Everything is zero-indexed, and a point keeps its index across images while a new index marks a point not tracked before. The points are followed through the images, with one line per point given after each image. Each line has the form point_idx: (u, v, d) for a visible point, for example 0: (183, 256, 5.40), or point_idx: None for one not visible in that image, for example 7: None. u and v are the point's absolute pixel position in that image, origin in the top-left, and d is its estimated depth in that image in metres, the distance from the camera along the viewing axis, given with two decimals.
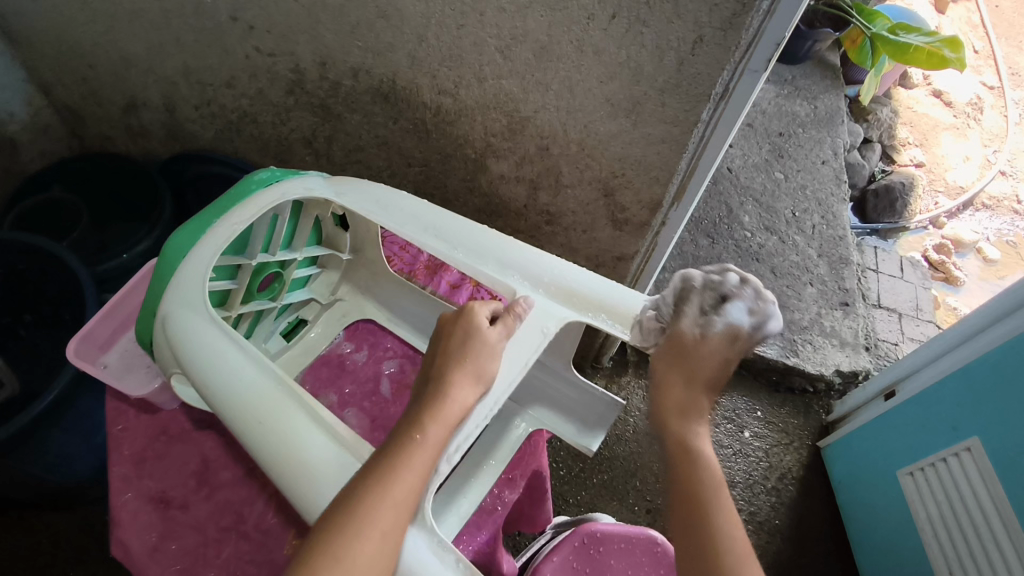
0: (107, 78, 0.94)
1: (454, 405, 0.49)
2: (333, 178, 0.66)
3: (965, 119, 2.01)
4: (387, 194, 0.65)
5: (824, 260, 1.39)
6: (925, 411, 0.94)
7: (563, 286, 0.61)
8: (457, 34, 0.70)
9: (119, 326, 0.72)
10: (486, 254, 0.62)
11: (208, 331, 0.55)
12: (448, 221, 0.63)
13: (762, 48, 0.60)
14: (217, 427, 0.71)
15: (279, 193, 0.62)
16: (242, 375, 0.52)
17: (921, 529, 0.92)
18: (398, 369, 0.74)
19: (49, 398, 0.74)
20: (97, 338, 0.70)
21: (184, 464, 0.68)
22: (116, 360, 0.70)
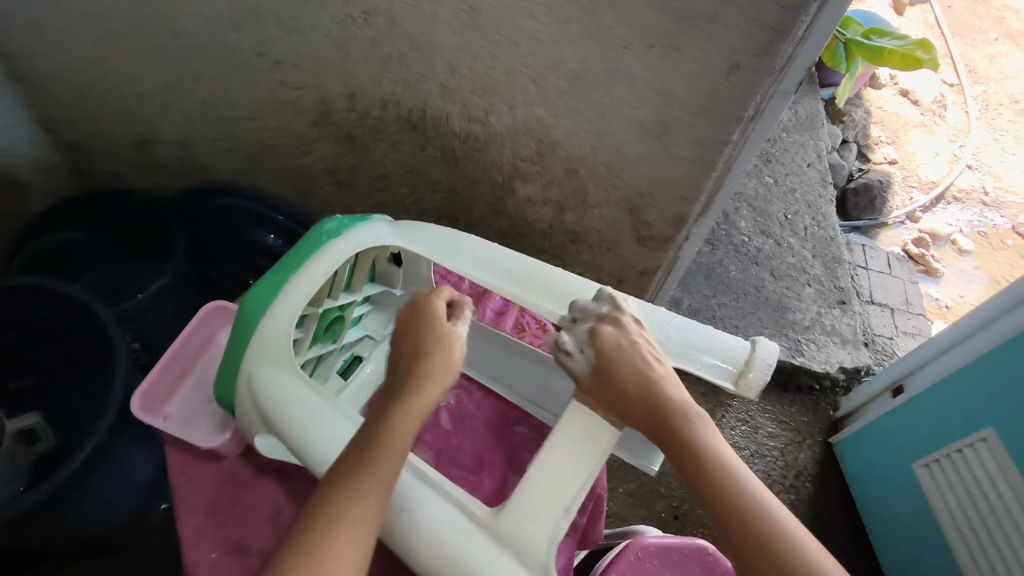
0: (118, 114, 0.92)
1: (432, 380, 0.56)
2: (399, 225, 0.67)
3: (931, 116, 2.10)
4: (460, 240, 0.65)
5: (819, 261, 1.45)
6: (936, 404, 0.99)
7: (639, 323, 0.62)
8: (491, 65, 0.70)
9: (177, 377, 0.72)
10: (564, 296, 0.63)
11: (296, 390, 0.55)
12: (524, 265, 0.64)
13: (795, 72, 0.61)
14: (283, 470, 0.70)
15: (354, 245, 0.64)
16: (337, 435, 0.53)
17: (941, 519, 0.97)
18: (456, 400, 0.73)
19: (87, 452, 0.72)
20: (157, 390, 0.71)
21: (258, 511, 0.68)
22: (178, 411, 0.71)
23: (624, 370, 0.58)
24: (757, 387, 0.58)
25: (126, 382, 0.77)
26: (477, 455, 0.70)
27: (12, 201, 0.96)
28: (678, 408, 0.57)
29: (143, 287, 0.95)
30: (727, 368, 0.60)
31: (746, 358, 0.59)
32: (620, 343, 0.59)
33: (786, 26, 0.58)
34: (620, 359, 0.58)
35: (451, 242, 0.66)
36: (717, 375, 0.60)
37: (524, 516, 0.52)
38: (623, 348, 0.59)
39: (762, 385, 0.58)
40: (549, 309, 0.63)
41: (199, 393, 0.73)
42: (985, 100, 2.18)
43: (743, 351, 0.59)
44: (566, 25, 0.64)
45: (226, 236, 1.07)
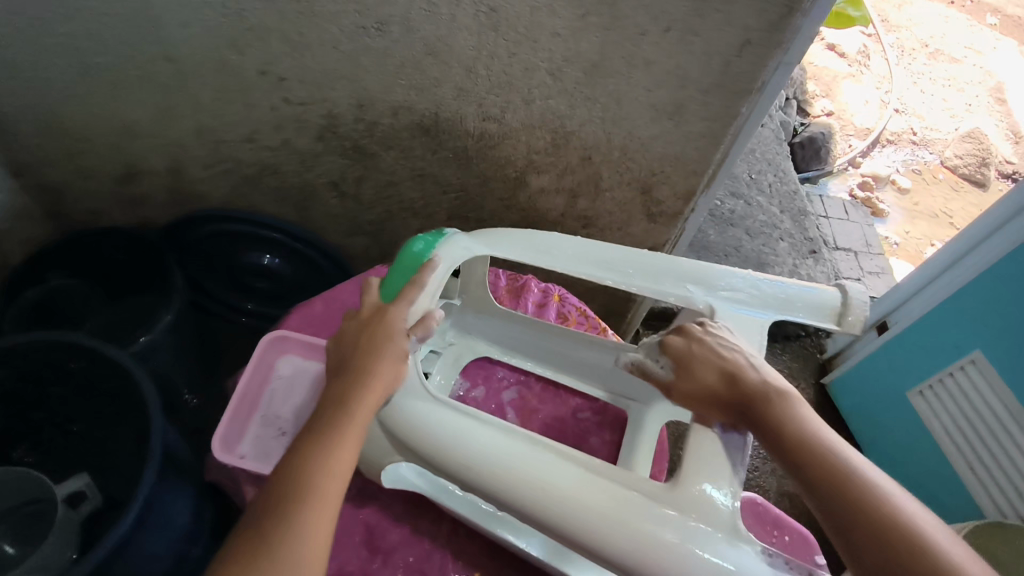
0: (99, 150, 0.87)
1: (381, 388, 0.54)
2: (475, 234, 0.68)
3: (858, 66, 2.17)
4: (543, 239, 0.66)
5: (786, 215, 1.53)
6: (922, 336, 1.08)
7: (737, 289, 0.60)
8: (508, 62, 0.71)
9: (245, 416, 0.72)
10: (664, 277, 0.62)
11: (427, 404, 0.56)
12: (615, 252, 0.64)
13: (799, 45, 0.65)
14: (366, 492, 0.70)
15: (447, 264, 0.65)
16: (493, 441, 0.53)
17: (937, 437, 1.06)
18: (518, 396, 0.77)
19: (133, 515, 0.68)
20: (230, 432, 0.70)
21: (351, 536, 0.67)
22: (252, 447, 0.70)
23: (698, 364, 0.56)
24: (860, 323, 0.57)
25: (162, 424, 0.73)
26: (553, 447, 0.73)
27: None
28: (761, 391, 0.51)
29: (146, 327, 0.91)
30: (825, 313, 0.58)
31: (842, 297, 0.58)
32: (698, 344, 0.56)
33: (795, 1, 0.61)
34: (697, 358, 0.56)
35: (539, 240, 0.66)
36: (818, 321, 0.58)
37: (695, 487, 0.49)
38: (699, 347, 0.56)
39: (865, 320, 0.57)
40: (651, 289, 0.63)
41: (268, 427, 0.72)
42: (899, 46, 2.25)
43: (843, 299, 0.58)
44: (585, 18, 0.65)
45: (221, 257, 1.04)
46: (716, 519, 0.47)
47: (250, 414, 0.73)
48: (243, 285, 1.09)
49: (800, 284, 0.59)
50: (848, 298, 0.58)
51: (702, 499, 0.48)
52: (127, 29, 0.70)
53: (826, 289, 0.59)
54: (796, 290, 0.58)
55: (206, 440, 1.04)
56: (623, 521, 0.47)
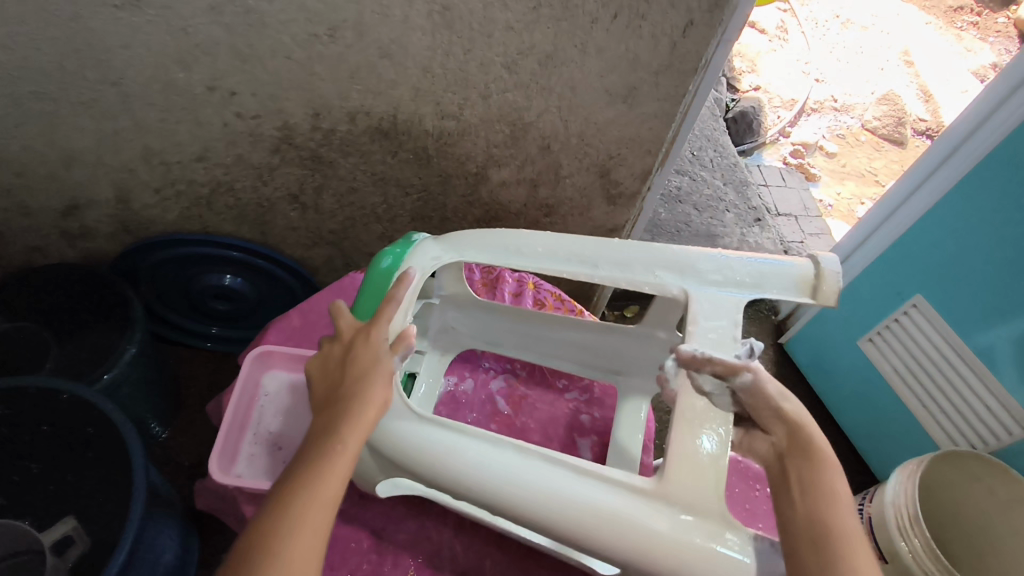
0: (38, 183, 0.84)
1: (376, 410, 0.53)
2: (446, 237, 0.68)
3: (779, 41, 2.29)
4: (515, 238, 0.65)
5: (730, 187, 1.60)
6: (867, 288, 1.16)
7: (708, 270, 0.59)
8: (464, 60, 0.72)
9: (238, 435, 0.71)
10: (636, 265, 0.62)
11: (414, 422, 0.56)
12: (583, 243, 0.64)
13: (736, 22, 0.69)
14: (369, 496, 0.71)
15: (419, 273, 0.66)
16: (479, 451, 0.53)
17: (891, 379, 1.14)
18: (505, 384, 0.80)
19: (124, 554, 0.65)
20: (225, 451, 0.69)
21: (358, 542, 0.68)
22: (248, 465, 0.69)
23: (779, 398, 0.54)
24: (836, 288, 0.56)
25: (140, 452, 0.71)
26: (544, 427, 0.76)
27: None
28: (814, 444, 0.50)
29: (109, 361, 0.87)
30: (799, 282, 0.58)
31: (813, 265, 0.58)
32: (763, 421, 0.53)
33: None
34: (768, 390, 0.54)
35: (508, 242, 0.66)
36: (794, 294, 0.58)
37: (685, 473, 0.49)
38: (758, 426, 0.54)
39: (840, 285, 0.56)
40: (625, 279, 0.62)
41: (263, 443, 0.71)
42: (812, 20, 2.37)
43: (815, 268, 0.58)
44: (537, 10, 0.67)
45: (180, 280, 1.01)
46: (707, 509, 0.47)
47: (243, 431, 0.71)
48: (203, 310, 1.05)
49: (771, 258, 0.60)
50: (820, 265, 0.58)
51: (690, 481, 0.49)
52: (65, 53, 0.67)
53: (797, 259, 0.59)
54: (767, 264, 0.58)
55: (182, 471, 1.01)
56: (612, 518, 0.48)
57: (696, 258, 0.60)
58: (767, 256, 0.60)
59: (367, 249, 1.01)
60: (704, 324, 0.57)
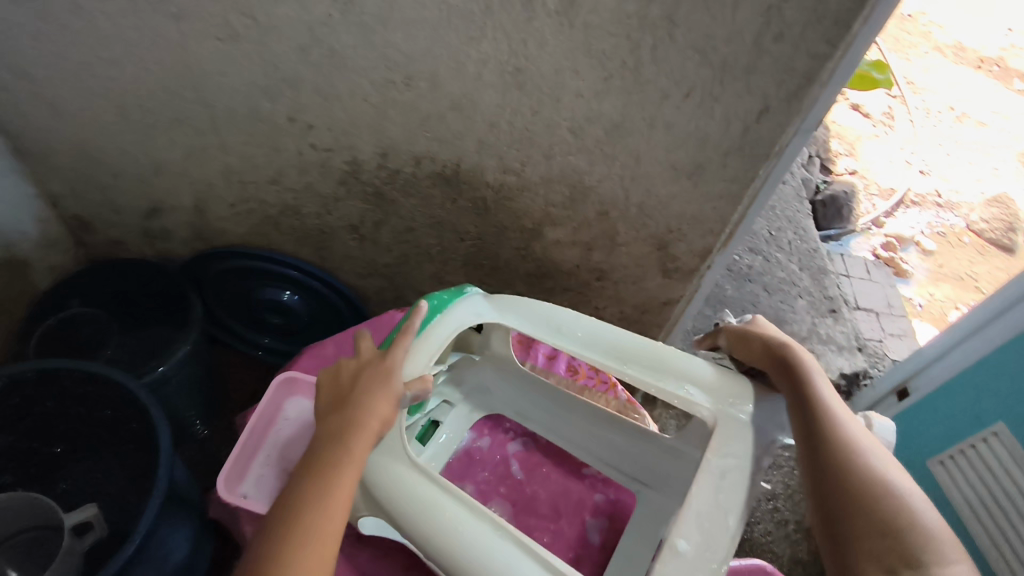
0: (130, 185, 0.91)
1: (377, 424, 0.54)
2: (495, 299, 0.68)
3: (884, 127, 2.18)
4: (560, 314, 0.64)
5: (806, 273, 1.52)
6: (945, 405, 1.06)
7: (743, 401, 0.57)
8: (531, 120, 0.73)
9: (249, 455, 0.73)
10: (668, 371, 0.60)
11: (410, 472, 0.54)
12: (623, 336, 0.62)
13: (817, 113, 0.66)
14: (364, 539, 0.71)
15: (456, 324, 0.65)
16: (471, 528, 0.51)
17: (957, 511, 1.01)
18: (523, 447, 0.78)
19: (130, 550, 0.67)
20: (234, 470, 0.71)
21: None
22: (254, 487, 0.71)
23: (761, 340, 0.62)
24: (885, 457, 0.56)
25: (169, 447, 0.74)
26: (553, 501, 0.74)
27: (18, 280, 0.94)
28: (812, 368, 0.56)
29: (163, 357, 0.91)
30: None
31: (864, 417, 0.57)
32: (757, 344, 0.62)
33: (813, 73, 0.62)
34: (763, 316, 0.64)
35: (553, 316, 0.64)
36: None
37: None
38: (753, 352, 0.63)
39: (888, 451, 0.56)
40: (651, 382, 0.60)
41: (272, 468, 0.73)
42: (925, 109, 2.23)
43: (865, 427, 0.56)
44: (608, 80, 0.67)
45: (240, 292, 1.06)
46: None
47: (255, 453, 0.73)
48: (257, 321, 1.10)
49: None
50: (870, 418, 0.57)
51: None
52: (168, 74, 0.74)
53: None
54: None
55: (209, 472, 1.04)
56: None
57: (735, 383, 0.58)
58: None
59: (418, 286, 1.02)
60: (723, 447, 0.54)
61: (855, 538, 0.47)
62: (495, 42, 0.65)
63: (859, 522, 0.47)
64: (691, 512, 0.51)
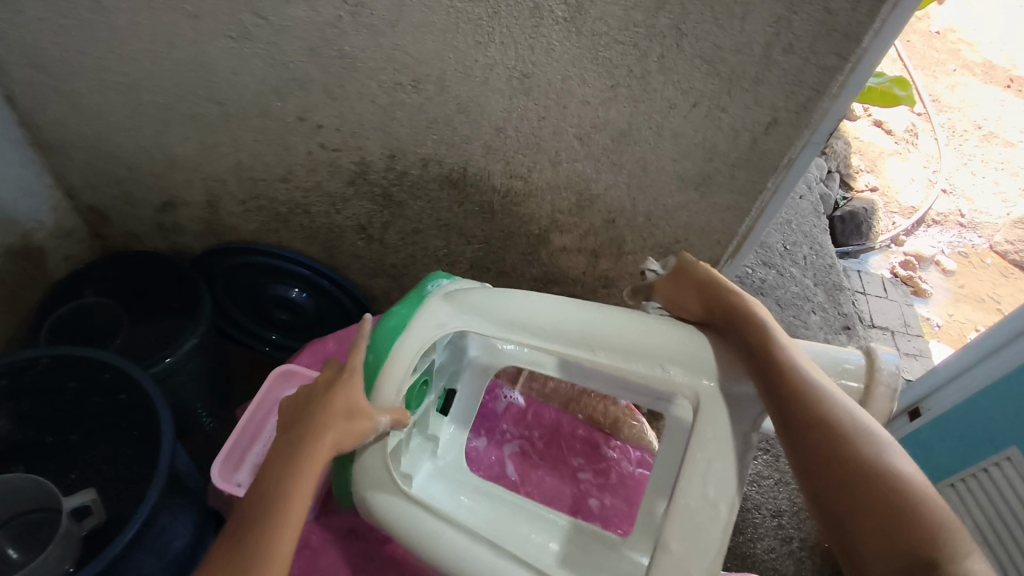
0: (145, 178, 0.93)
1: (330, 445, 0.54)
2: (455, 300, 0.63)
3: (906, 144, 2.10)
4: (516, 309, 0.61)
5: (821, 289, 1.47)
6: (959, 427, 1.02)
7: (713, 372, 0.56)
8: (537, 125, 0.73)
9: (246, 445, 0.75)
10: (636, 352, 0.59)
11: (405, 505, 0.58)
12: (586, 317, 0.61)
13: (827, 125, 0.65)
14: (358, 534, 0.73)
15: (418, 344, 0.60)
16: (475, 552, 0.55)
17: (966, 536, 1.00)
18: (518, 449, 0.81)
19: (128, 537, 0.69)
20: (230, 459, 0.73)
21: None
22: (249, 477, 0.73)
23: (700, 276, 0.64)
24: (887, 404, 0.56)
25: (171, 435, 0.75)
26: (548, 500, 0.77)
27: (34, 268, 0.97)
28: (759, 310, 0.57)
29: (172, 348, 0.92)
30: (843, 379, 0.57)
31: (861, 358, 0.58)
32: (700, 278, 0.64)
33: (823, 85, 0.62)
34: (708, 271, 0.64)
35: (513, 314, 0.61)
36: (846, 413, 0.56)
37: None
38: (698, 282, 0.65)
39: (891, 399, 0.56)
40: (621, 362, 0.59)
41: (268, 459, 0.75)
42: (950, 127, 2.17)
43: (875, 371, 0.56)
44: (615, 88, 0.67)
45: (248, 287, 1.08)
46: None
47: (252, 443, 0.75)
48: (267, 316, 1.12)
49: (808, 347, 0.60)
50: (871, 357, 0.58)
51: None
52: (183, 72, 0.75)
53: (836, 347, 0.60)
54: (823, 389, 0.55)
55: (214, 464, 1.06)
56: None
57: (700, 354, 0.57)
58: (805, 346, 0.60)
59: None
60: (704, 449, 0.54)
61: (824, 458, 0.47)
62: (503, 47, 0.65)
63: (832, 455, 0.47)
64: (676, 515, 0.53)
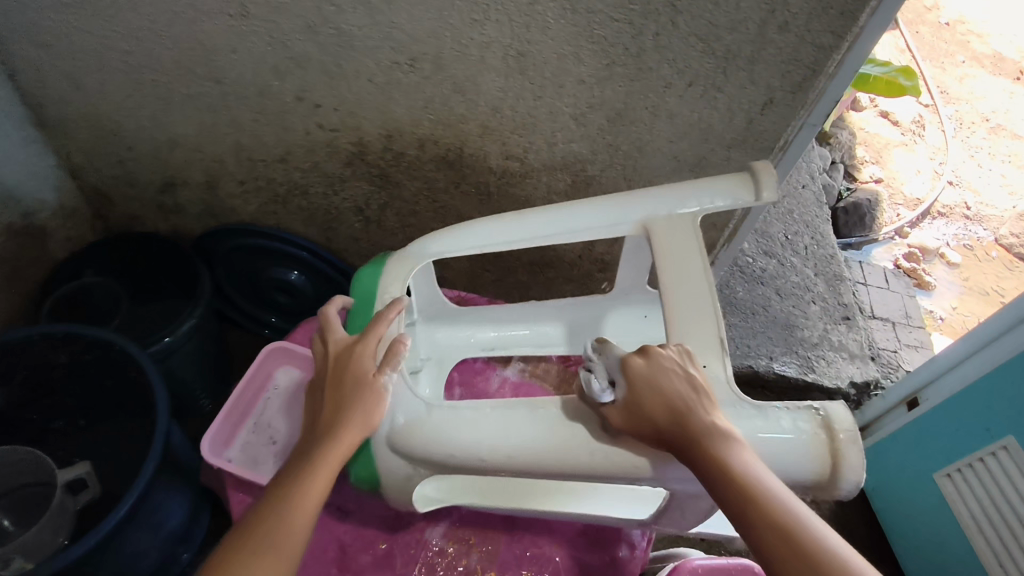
0: (145, 159, 0.94)
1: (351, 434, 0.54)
2: (409, 439, 0.57)
3: (912, 135, 2.08)
4: (472, 466, 0.56)
5: (821, 279, 1.44)
6: (953, 416, 1.01)
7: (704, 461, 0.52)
8: (533, 105, 0.73)
9: (237, 421, 0.77)
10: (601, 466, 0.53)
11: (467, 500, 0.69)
12: (547, 452, 0.54)
13: (823, 106, 0.65)
14: (346, 510, 0.73)
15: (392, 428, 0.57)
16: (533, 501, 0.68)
17: (965, 526, 0.98)
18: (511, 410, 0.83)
19: (122, 513, 0.69)
20: (220, 436, 0.75)
21: (324, 551, 0.70)
22: (240, 453, 0.75)
23: (645, 384, 0.50)
24: (858, 480, 0.51)
25: (165, 414, 0.76)
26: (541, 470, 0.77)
27: (35, 248, 0.97)
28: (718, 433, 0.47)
29: (168, 328, 0.92)
30: (806, 424, 0.52)
31: (826, 433, 0.52)
32: (653, 379, 0.51)
33: (818, 64, 0.62)
34: (658, 382, 0.50)
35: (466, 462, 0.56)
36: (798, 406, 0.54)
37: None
38: (662, 381, 0.50)
39: (862, 474, 0.51)
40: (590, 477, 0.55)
41: (259, 435, 0.77)
42: (958, 119, 2.15)
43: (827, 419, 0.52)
44: (611, 67, 0.66)
45: (247, 269, 1.08)
46: None
47: (243, 420, 0.77)
48: (267, 300, 1.13)
49: (779, 419, 0.52)
50: (831, 428, 0.52)
51: None
52: (182, 50, 0.76)
53: (804, 410, 0.53)
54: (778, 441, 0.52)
55: None
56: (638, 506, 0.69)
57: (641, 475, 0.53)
58: (771, 422, 0.52)
59: None
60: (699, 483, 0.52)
61: None
62: (499, 25, 0.65)
63: None
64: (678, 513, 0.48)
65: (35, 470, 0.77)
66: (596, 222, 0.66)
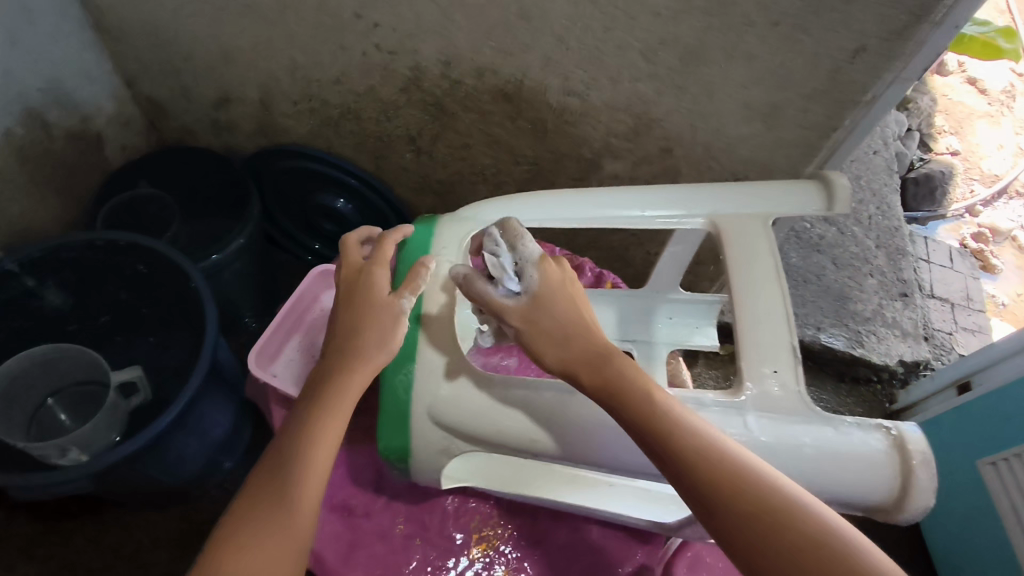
0: (200, 71, 0.93)
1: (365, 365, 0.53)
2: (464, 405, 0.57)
3: (1000, 106, 1.92)
4: (529, 438, 0.56)
5: (882, 252, 1.36)
6: (1007, 405, 0.95)
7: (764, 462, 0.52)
8: (601, 37, 0.68)
9: (283, 337, 0.78)
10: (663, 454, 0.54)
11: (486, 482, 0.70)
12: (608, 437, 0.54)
13: (923, 58, 0.60)
14: None
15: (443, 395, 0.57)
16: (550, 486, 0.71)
17: (1004, 514, 0.95)
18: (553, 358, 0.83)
19: (168, 418, 0.71)
20: (264, 351, 0.76)
21: (361, 472, 0.76)
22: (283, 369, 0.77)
23: (555, 297, 0.53)
24: (925, 505, 0.50)
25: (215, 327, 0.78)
26: None
27: (93, 154, 0.99)
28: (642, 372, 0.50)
29: (219, 246, 0.93)
30: (877, 447, 0.51)
31: (899, 450, 0.50)
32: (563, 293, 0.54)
33: (925, 9, 0.56)
34: (560, 294, 0.54)
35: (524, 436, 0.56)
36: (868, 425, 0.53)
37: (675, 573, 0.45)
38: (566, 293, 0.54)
39: (931, 500, 0.50)
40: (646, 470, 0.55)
41: (303, 353, 0.79)
42: None
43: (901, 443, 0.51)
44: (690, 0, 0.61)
45: (293, 191, 1.08)
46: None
47: (289, 337, 0.79)
48: (315, 227, 1.14)
49: (848, 431, 0.52)
50: (905, 447, 0.51)
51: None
52: None
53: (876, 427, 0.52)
54: (844, 452, 0.51)
55: None
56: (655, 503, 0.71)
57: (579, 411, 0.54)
58: (841, 434, 0.51)
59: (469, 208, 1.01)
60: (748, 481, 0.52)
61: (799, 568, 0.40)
62: None
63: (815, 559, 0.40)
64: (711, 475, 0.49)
65: (91, 366, 0.81)
66: (668, 211, 0.65)
